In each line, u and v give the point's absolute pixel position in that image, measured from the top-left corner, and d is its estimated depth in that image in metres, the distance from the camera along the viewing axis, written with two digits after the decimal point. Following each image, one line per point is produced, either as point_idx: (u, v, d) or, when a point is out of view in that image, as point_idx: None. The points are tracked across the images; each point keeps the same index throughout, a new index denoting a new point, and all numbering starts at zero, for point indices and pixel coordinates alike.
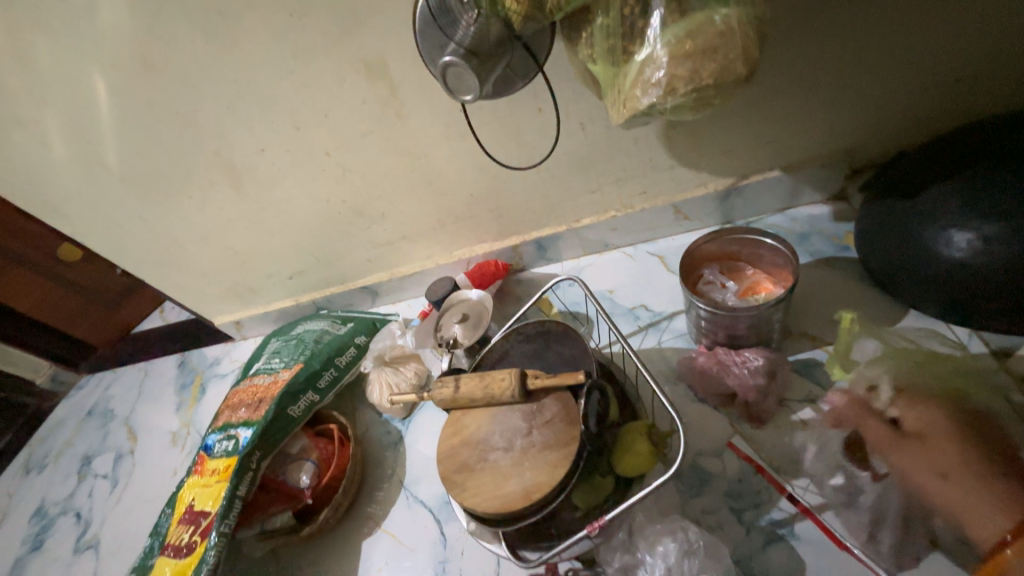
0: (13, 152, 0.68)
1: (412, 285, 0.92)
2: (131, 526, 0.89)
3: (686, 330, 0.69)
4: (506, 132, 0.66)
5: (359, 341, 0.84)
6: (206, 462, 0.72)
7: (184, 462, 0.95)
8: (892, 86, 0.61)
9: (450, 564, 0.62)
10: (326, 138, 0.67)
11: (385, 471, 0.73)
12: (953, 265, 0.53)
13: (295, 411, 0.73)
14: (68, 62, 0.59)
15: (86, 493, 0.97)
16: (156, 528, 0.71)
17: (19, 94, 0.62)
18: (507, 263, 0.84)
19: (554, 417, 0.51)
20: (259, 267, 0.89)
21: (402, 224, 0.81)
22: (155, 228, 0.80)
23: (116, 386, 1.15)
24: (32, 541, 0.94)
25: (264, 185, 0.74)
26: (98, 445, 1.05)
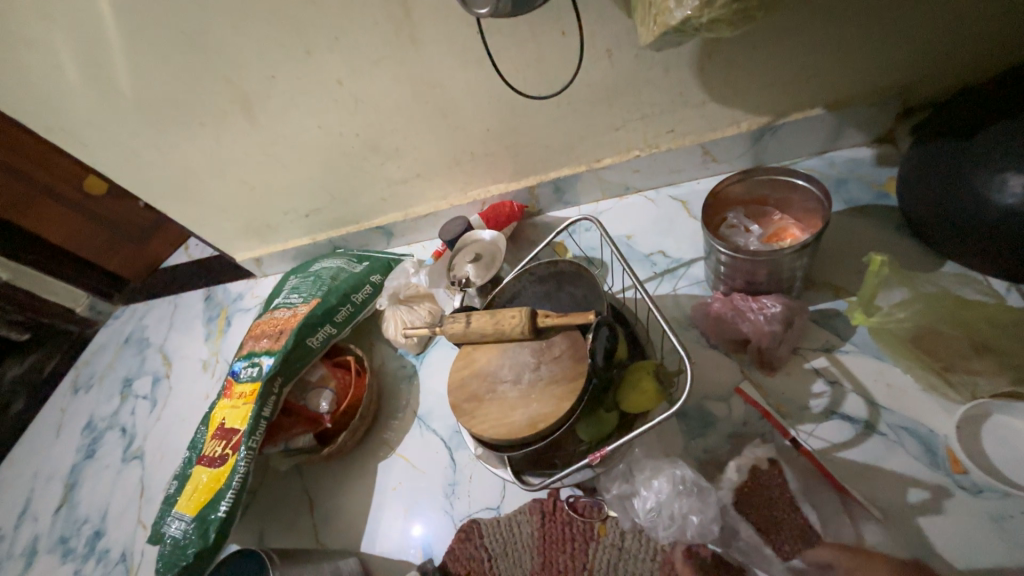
0: (27, 76, 0.67)
1: (426, 226, 0.91)
2: (171, 441, 0.97)
3: (703, 277, 0.68)
4: (526, 60, 0.62)
5: (374, 279, 0.85)
6: (233, 386, 0.77)
7: (214, 387, 1.01)
8: (964, 9, 0.54)
9: (459, 486, 0.66)
10: (337, 64, 0.64)
11: (399, 402, 0.77)
12: (1002, 213, 0.49)
13: (313, 342, 0.75)
14: None
15: (129, 411, 1.06)
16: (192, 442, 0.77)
17: (26, 11, 0.60)
18: (523, 205, 0.82)
19: (563, 353, 0.52)
20: (276, 202, 0.89)
21: (417, 160, 0.78)
22: (171, 160, 0.80)
23: (149, 317, 1.21)
24: (85, 450, 1.04)
25: (276, 116, 0.72)
26: (137, 369, 1.12)
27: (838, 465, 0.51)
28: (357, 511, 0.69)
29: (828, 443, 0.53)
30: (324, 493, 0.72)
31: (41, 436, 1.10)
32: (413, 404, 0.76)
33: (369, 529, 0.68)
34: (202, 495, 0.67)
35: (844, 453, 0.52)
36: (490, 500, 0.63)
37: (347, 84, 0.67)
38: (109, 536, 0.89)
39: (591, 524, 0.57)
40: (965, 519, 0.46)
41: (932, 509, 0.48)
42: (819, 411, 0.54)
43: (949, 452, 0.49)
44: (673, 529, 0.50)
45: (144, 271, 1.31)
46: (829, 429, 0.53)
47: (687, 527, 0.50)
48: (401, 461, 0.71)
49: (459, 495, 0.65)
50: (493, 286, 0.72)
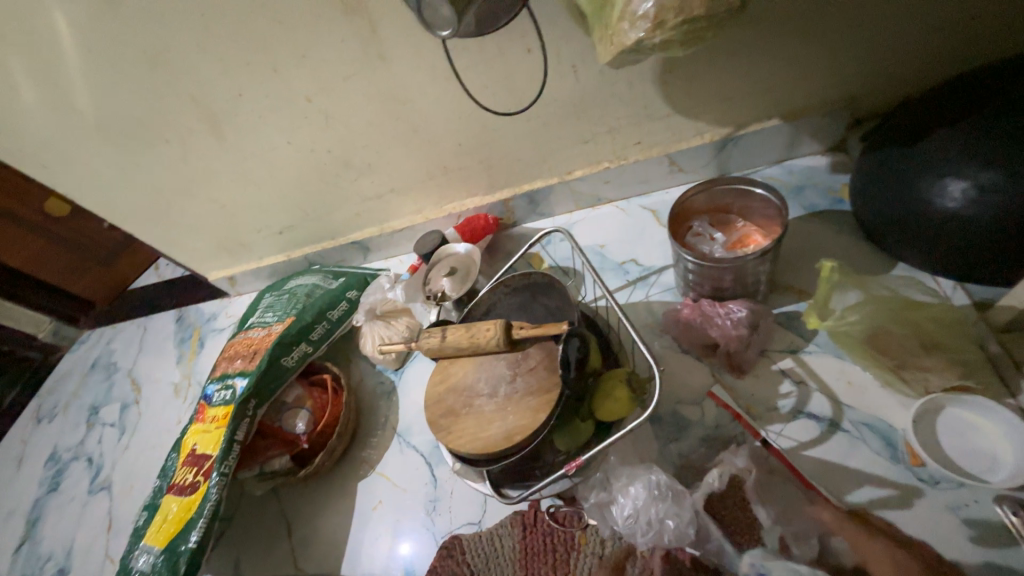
0: None
1: (402, 240, 0.91)
2: (140, 469, 0.93)
3: (674, 284, 0.69)
4: (493, 76, 0.63)
5: (350, 295, 0.84)
6: (205, 410, 0.75)
7: (187, 411, 0.98)
8: (901, 26, 0.58)
9: (440, 502, 0.65)
10: (306, 81, 0.64)
11: (378, 419, 0.76)
12: (945, 216, 0.52)
13: (288, 362, 0.74)
14: None
15: (95, 440, 1.02)
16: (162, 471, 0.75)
17: None
18: (498, 218, 0.82)
19: (537, 364, 0.53)
20: (248, 220, 0.88)
21: (390, 176, 0.79)
22: (136, 179, 0.79)
23: (117, 341, 1.17)
24: (48, 484, 0.99)
25: (245, 134, 0.71)
26: (104, 395, 1.08)
27: (808, 463, 0.53)
28: (336, 534, 0.68)
29: (796, 442, 0.54)
30: (301, 517, 0.70)
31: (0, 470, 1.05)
32: (392, 421, 0.75)
33: (348, 552, 0.66)
34: (172, 525, 0.64)
35: (811, 451, 0.53)
36: (471, 515, 0.63)
37: (317, 101, 0.67)
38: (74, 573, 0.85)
39: (572, 534, 0.57)
40: (927, 511, 0.48)
41: (895, 502, 0.49)
42: (787, 410, 0.56)
43: (907, 446, 0.51)
44: (651, 535, 0.50)
45: (112, 294, 1.27)
46: (797, 428, 0.55)
47: (664, 532, 0.50)
48: (381, 480, 0.70)
49: (440, 511, 0.65)
50: (469, 300, 0.72)
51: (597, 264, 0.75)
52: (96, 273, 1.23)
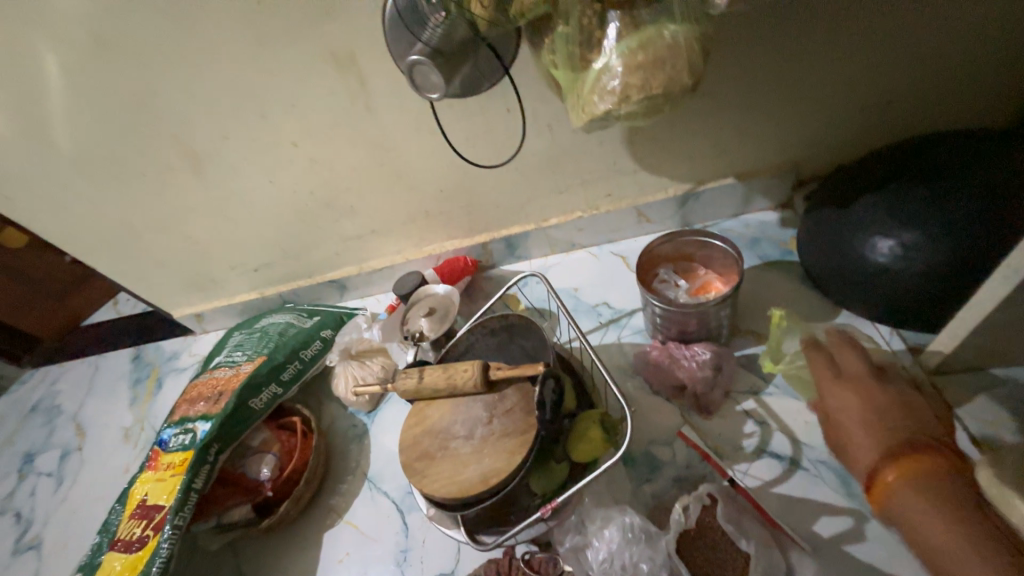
0: None
1: (380, 280, 0.92)
2: (78, 525, 0.85)
3: (644, 327, 0.73)
4: (474, 130, 0.68)
5: (325, 334, 0.83)
6: (160, 456, 0.70)
7: (137, 458, 0.91)
8: (830, 104, 0.67)
9: (411, 552, 0.63)
10: (294, 128, 0.67)
11: (348, 464, 0.74)
12: (878, 270, 0.59)
13: (256, 404, 0.72)
14: (16, 37, 0.57)
15: (27, 492, 0.93)
16: (104, 525, 0.69)
17: None
18: (476, 260, 0.85)
19: (514, 406, 0.53)
20: (223, 257, 0.87)
21: (372, 218, 0.81)
22: (108, 215, 0.78)
23: (63, 381, 1.09)
24: None
25: (228, 174, 0.73)
26: (42, 441, 1.00)
27: (772, 502, 0.55)
28: None
29: (760, 481, 0.57)
30: (259, 573, 0.66)
31: None
32: (363, 466, 0.73)
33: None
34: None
35: (775, 489, 0.56)
36: (443, 565, 0.61)
37: (303, 147, 0.69)
38: None
39: None
40: (884, 547, 0.51)
41: (855, 540, 0.52)
42: (750, 449, 0.59)
43: (861, 483, 0.54)
44: None
45: (60, 329, 1.19)
46: (761, 466, 0.57)
47: None
48: (348, 530, 0.67)
49: (411, 562, 0.62)
50: (445, 342, 0.72)
51: (571, 307, 0.78)
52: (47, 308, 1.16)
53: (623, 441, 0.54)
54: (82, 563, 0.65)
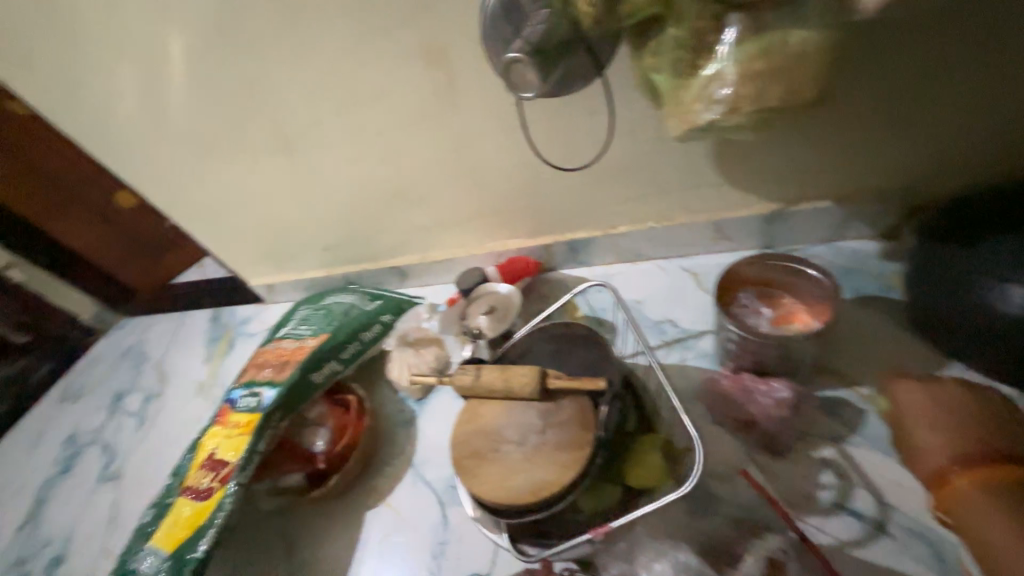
0: (88, 100, 0.72)
1: (440, 272, 0.93)
2: (153, 463, 0.94)
3: (711, 350, 0.69)
4: (554, 131, 0.66)
5: (384, 318, 0.85)
6: (228, 414, 0.76)
7: (207, 410, 0.99)
8: (963, 127, 0.58)
9: (448, 546, 0.63)
10: (379, 118, 0.69)
11: (395, 448, 0.75)
12: (1006, 322, 0.51)
13: (316, 378, 0.75)
14: (148, 19, 0.62)
15: (114, 427, 1.03)
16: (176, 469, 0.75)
17: (100, 45, 0.66)
18: (537, 262, 0.84)
19: (570, 420, 0.52)
20: (299, 235, 0.92)
21: (441, 209, 0.82)
22: (205, 185, 0.84)
23: (151, 331, 1.21)
24: (61, 465, 1.01)
25: (313, 158, 0.76)
26: (130, 383, 1.11)
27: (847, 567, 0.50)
28: (336, 564, 0.66)
29: (836, 540, 0.51)
30: (304, 538, 0.69)
31: (18, 443, 1.07)
32: (408, 453, 0.74)
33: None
34: (181, 531, 0.64)
35: (853, 553, 0.50)
36: (478, 566, 0.60)
37: (385, 136, 0.71)
38: (70, 562, 0.84)
39: None
40: None
41: None
42: (826, 503, 0.53)
43: (960, 565, 0.48)
44: None
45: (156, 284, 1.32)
46: (836, 524, 0.52)
47: None
48: (389, 515, 0.69)
49: (447, 556, 0.62)
50: (501, 342, 0.72)
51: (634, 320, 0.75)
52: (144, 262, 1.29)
53: (686, 477, 0.53)
54: (155, 502, 0.71)
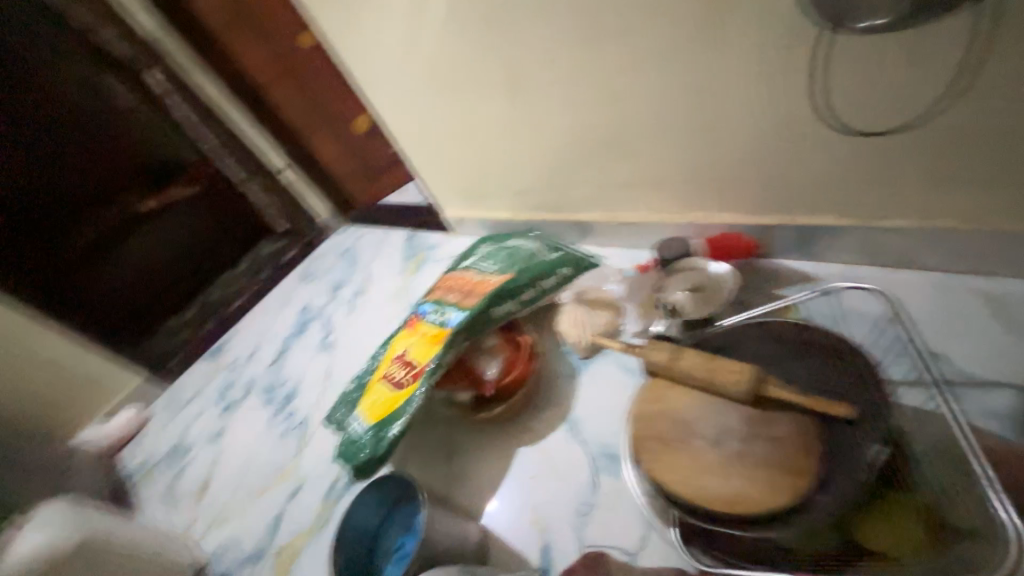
0: (366, 28, 0.84)
1: (627, 235, 0.88)
2: (356, 345, 1.16)
3: (1007, 411, 0.52)
4: (839, 89, 0.52)
5: (563, 271, 0.84)
6: (418, 322, 0.87)
7: (397, 314, 1.17)
8: None
9: (594, 511, 0.63)
10: (618, 57, 0.63)
11: (554, 398, 0.77)
12: None
13: (496, 313, 0.79)
14: None
15: (332, 308, 1.31)
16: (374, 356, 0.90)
17: None
18: (752, 243, 0.71)
19: (784, 439, 0.45)
20: (497, 177, 0.96)
21: (649, 172, 0.75)
22: (430, 118, 0.92)
23: (361, 238, 1.47)
24: (297, 327, 1.32)
25: (534, 97, 0.75)
26: (345, 276, 1.38)
27: None
28: (488, 481, 0.72)
29: None
30: (463, 448, 0.77)
31: (274, 303, 1.44)
32: (567, 406, 0.75)
33: (492, 509, 0.69)
34: (381, 409, 0.76)
35: None
36: (623, 541, 0.59)
37: (616, 80, 0.66)
38: (296, 401, 1.11)
39: None
40: None
41: None
42: None
43: None
44: None
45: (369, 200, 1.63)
46: None
47: None
48: (541, 458, 0.71)
49: (591, 519, 0.62)
50: (702, 326, 0.67)
51: (886, 347, 0.60)
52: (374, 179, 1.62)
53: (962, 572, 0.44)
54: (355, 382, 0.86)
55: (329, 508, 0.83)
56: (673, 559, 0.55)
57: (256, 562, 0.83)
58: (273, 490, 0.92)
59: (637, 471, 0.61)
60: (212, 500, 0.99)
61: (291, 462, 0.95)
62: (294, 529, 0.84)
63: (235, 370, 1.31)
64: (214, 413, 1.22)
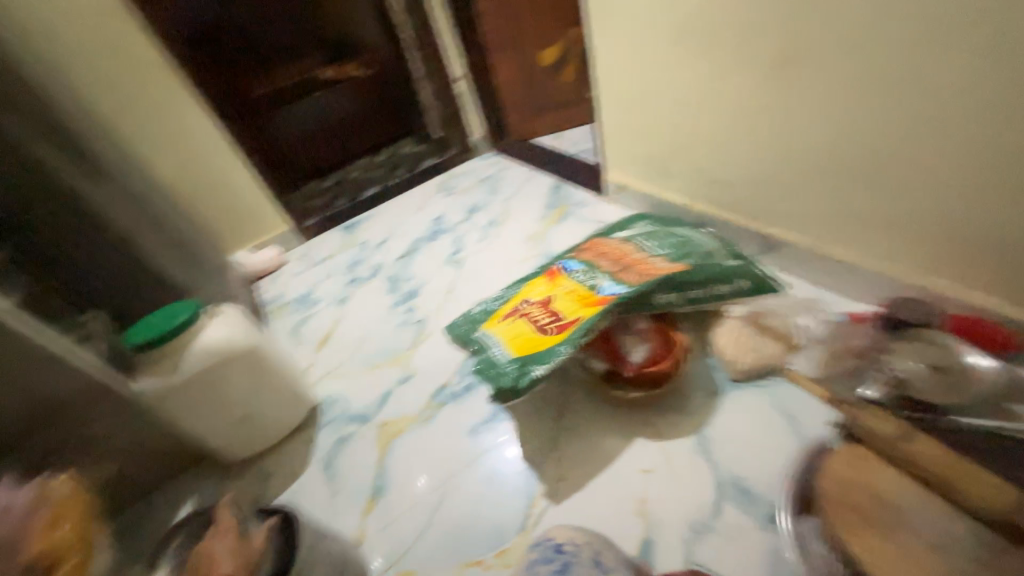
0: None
1: (815, 269, 0.82)
2: (484, 270, 1.20)
3: None
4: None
5: (740, 283, 0.76)
6: (562, 278, 0.88)
7: (531, 257, 1.20)
8: None
9: (708, 535, 0.59)
10: (810, 99, 0.68)
11: (686, 404, 0.72)
12: None
13: (659, 299, 0.75)
14: None
15: (466, 229, 1.40)
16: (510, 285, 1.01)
17: None
18: (1003, 340, 0.61)
19: None
20: (765, 186, 0.82)
21: (928, 175, 0.61)
22: (686, 69, 0.83)
23: (508, 174, 1.61)
24: (431, 234, 1.43)
25: (785, 102, 0.71)
26: (484, 204, 1.50)
27: None
28: (596, 461, 0.70)
29: None
30: (575, 414, 0.76)
31: (418, 206, 1.59)
32: (699, 419, 0.70)
33: (593, 491, 0.67)
34: (528, 346, 0.76)
35: None
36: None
37: (927, 99, 0.57)
38: (420, 301, 1.16)
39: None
40: None
41: None
42: None
43: None
44: None
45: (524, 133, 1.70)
46: None
47: None
48: (659, 459, 0.67)
49: (705, 540, 0.59)
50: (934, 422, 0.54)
51: None
52: (534, 102, 1.68)
53: None
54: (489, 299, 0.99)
55: (434, 408, 0.87)
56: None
57: (356, 424, 0.89)
58: (384, 369, 0.99)
59: (771, 472, 0.62)
60: (330, 353, 1.09)
61: (406, 352, 1.01)
62: (397, 410, 0.89)
63: (367, 251, 1.44)
64: (342, 281, 1.34)
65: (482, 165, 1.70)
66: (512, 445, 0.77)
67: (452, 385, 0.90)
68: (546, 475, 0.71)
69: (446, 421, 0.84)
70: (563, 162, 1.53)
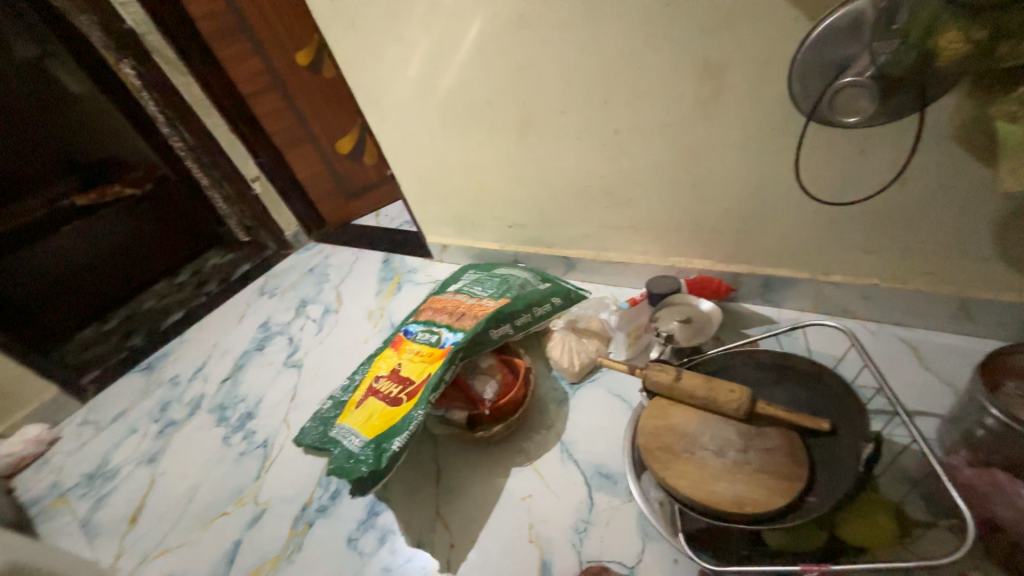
0: (378, 87, 0.95)
1: (608, 272, 0.99)
2: (327, 364, 1.12)
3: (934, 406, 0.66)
4: (821, 166, 0.64)
5: (554, 301, 0.88)
6: (405, 342, 0.87)
7: (374, 335, 1.17)
8: None
9: (590, 529, 0.64)
10: (550, 146, 0.85)
11: (545, 420, 0.79)
12: None
13: (494, 335, 0.80)
14: (448, 66, 0.84)
15: (298, 327, 1.30)
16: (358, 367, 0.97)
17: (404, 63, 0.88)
18: (727, 288, 0.84)
19: (777, 448, 0.54)
20: (550, 217, 0.97)
21: (643, 187, 0.81)
22: (456, 136, 0.95)
23: (334, 260, 1.56)
24: (257, 344, 1.28)
25: (536, 149, 0.87)
26: (313, 295, 1.42)
27: None
28: (481, 510, 0.70)
29: None
30: (451, 471, 0.76)
31: (236, 319, 1.41)
32: (557, 429, 0.77)
33: (485, 541, 0.66)
34: (383, 424, 0.74)
35: None
36: (623, 555, 0.60)
37: (621, 134, 0.76)
38: (258, 421, 1.01)
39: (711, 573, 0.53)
40: None
41: None
42: None
43: None
44: None
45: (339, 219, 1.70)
46: None
47: None
48: (535, 481, 0.71)
49: (590, 536, 0.63)
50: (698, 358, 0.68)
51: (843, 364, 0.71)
52: (341, 191, 1.64)
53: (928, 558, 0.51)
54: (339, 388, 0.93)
55: (300, 535, 0.75)
56: (665, 544, 0.59)
57: None
58: (228, 516, 0.83)
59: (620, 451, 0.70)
60: (149, 528, 0.87)
61: (252, 485, 0.86)
62: (254, 557, 0.75)
63: (178, 387, 1.21)
64: (149, 433, 1.09)
65: (304, 258, 1.63)
66: (396, 534, 0.71)
67: (317, 500, 0.79)
68: (436, 549, 0.67)
69: (317, 545, 0.73)
70: (386, 238, 1.56)
